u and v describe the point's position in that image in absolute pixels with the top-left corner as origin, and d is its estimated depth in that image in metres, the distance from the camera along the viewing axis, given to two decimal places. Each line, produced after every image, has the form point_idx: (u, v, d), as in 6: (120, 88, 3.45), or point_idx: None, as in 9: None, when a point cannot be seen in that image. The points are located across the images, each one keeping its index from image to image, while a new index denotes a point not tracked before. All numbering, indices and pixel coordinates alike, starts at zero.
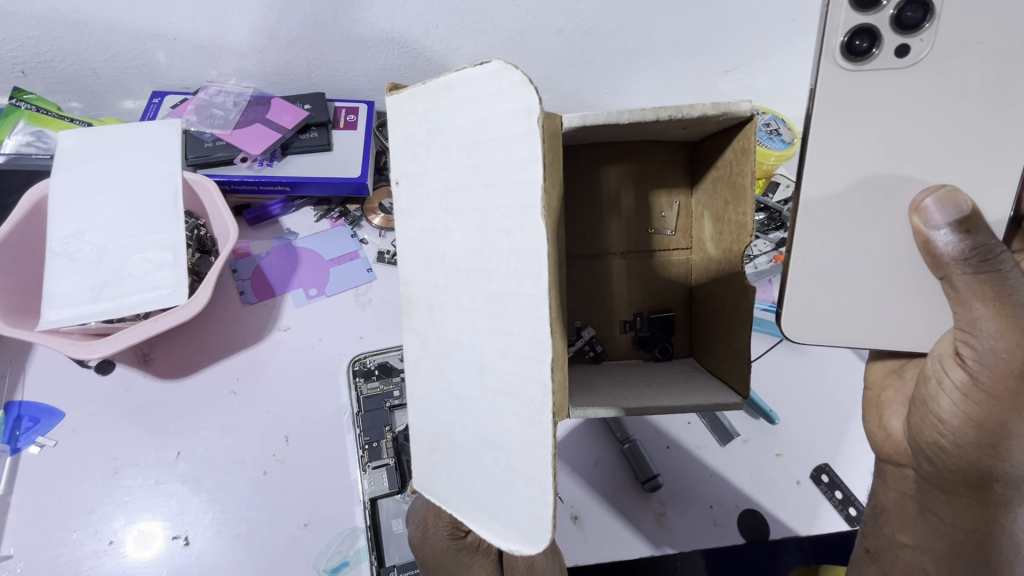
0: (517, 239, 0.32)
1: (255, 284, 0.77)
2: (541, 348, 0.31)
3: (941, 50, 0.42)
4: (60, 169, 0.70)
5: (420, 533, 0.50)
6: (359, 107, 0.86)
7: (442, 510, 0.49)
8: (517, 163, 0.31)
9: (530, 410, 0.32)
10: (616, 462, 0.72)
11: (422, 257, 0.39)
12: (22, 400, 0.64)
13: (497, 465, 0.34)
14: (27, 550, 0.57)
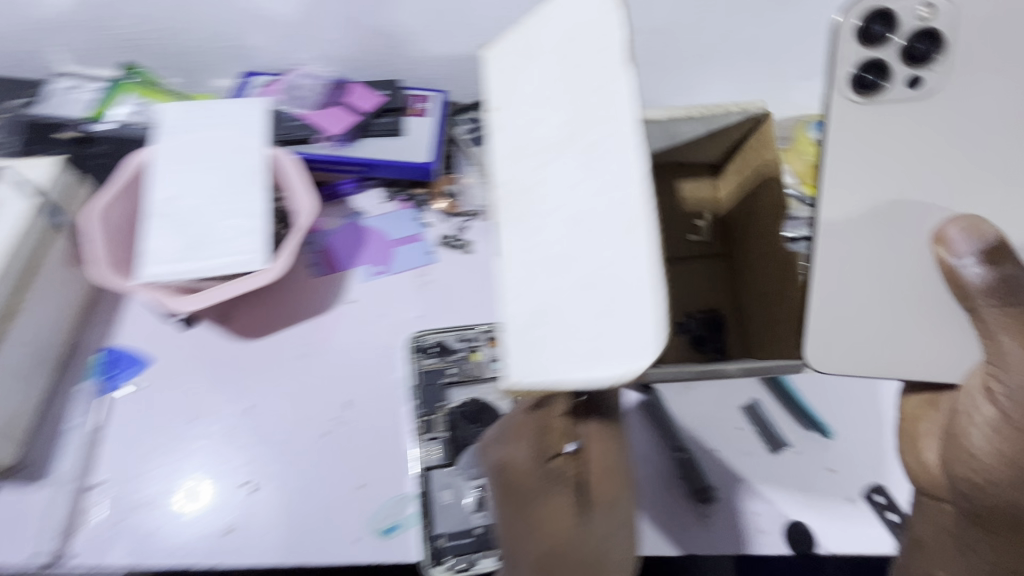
0: (610, 89, 0.42)
1: (324, 258, 0.81)
2: (638, 159, 0.39)
3: (951, 84, 0.45)
4: (163, 138, 0.77)
5: (501, 462, 0.48)
6: (429, 96, 0.89)
7: (526, 437, 0.48)
8: (609, 42, 0.43)
9: (630, 218, 0.38)
10: (668, 471, 0.70)
11: (512, 151, 0.49)
12: (118, 344, 0.70)
13: (601, 299, 0.39)
14: (118, 478, 0.62)
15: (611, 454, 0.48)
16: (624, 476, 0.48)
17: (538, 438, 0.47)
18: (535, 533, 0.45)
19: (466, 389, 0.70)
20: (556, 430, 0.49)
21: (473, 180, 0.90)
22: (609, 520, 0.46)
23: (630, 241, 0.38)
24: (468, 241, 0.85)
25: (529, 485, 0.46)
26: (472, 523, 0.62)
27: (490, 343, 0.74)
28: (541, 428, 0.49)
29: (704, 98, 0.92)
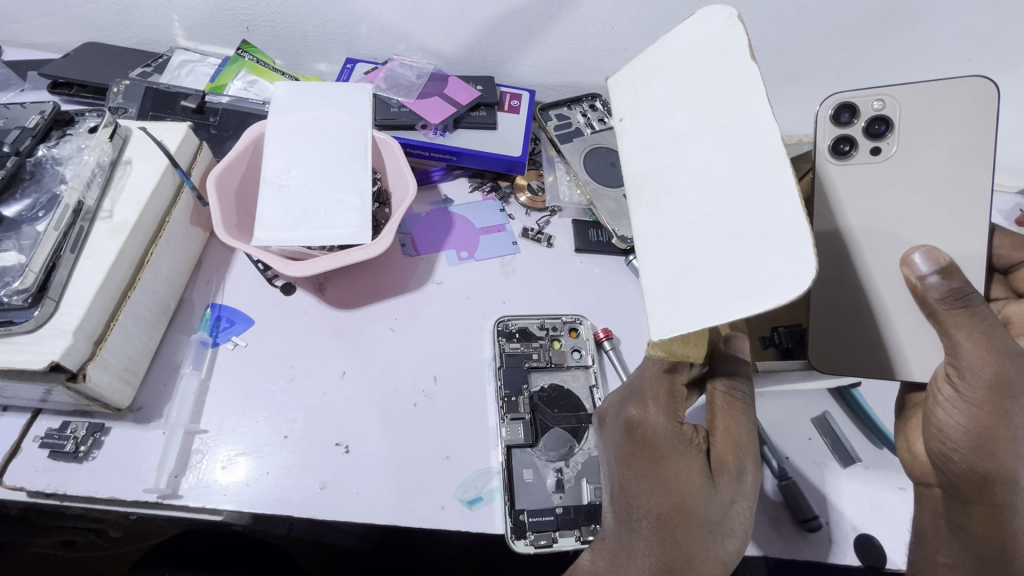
0: (735, 80, 0.47)
1: (414, 239, 0.85)
2: (766, 122, 0.44)
3: (905, 149, 0.58)
4: (275, 114, 0.81)
5: (634, 423, 0.56)
6: (522, 94, 0.94)
7: (658, 403, 0.56)
8: (729, 46, 0.49)
9: (770, 175, 0.42)
10: (771, 496, 0.70)
11: (644, 152, 0.55)
12: (222, 303, 0.74)
13: (744, 248, 0.42)
14: (218, 428, 0.65)
15: (737, 426, 0.56)
16: (748, 449, 0.55)
17: (670, 405, 0.56)
18: (662, 488, 0.54)
19: (547, 375, 0.74)
20: (682, 398, 0.57)
21: (559, 179, 0.91)
22: (736, 483, 0.54)
23: (776, 196, 0.41)
24: (549, 235, 0.87)
25: (660, 445, 0.55)
26: (553, 502, 0.65)
27: (571, 334, 0.77)
28: (671, 393, 0.57)
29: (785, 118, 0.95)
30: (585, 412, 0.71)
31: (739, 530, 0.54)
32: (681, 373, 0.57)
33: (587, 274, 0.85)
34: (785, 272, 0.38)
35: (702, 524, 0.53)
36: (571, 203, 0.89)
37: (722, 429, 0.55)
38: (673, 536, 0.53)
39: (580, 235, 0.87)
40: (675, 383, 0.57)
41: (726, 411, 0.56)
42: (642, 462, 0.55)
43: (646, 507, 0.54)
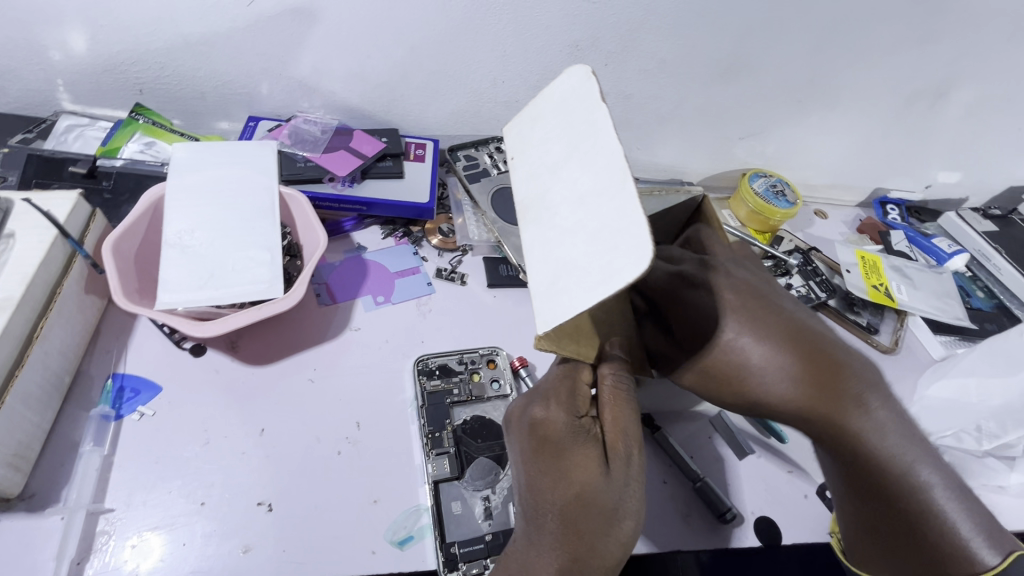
0: (593, 114, 0.55)
1: (329, 288, 0.86)
2: (613, 142, 0.50)
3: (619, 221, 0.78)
4: (176, 175, 0.81)
5: (536, 422, 0.61)
6: (426, 144, 1.00)
7: (556, 402, 0.61)
8: (586, 90, 0.57)
9: (618, 182, 0.48)
10: (685, 495, 0.77)
11: (530, 182, 0.61)
12: (124, 372, 0.71)
13: (602, 245, 0.46)
14: (126, 505, 0.62)
15: (623, 416, 0.60)
16: (634, 433, 0.60)
17: (568, 402, 0.61)
18: (563, 480, 0.58)
19: (469, 408, 0.77)
20: (580, 394, 0.62)
21: (468, 220, 0.97)
22: (626, 470, 0.58)
23: (623, 198, 0.47)
24: (462, 273, 0.93)
25: (559, 439, 0.59)
26: (482, 530, 0.67)
27: (489, 365, 0.81)
28: (571, 393, 0.62)
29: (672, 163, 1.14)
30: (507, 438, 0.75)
31: (633, 516, 0.58)
32: (578, 372, 0.63)
33: (500, 308, 0.90)
34: (632, 255, 0.43)
35: (600, 512, 0.56)
36: (481, 241, 0.95)
37: (611, 418, 0.60)
38: (576, 528, 0.56)
39: (491, 271, 0.93)
40: (574, 380, 0.63)
41: (615, 400, 0.60)
42: (544, 458, 0.59)
43: (550, 502, 0.58)
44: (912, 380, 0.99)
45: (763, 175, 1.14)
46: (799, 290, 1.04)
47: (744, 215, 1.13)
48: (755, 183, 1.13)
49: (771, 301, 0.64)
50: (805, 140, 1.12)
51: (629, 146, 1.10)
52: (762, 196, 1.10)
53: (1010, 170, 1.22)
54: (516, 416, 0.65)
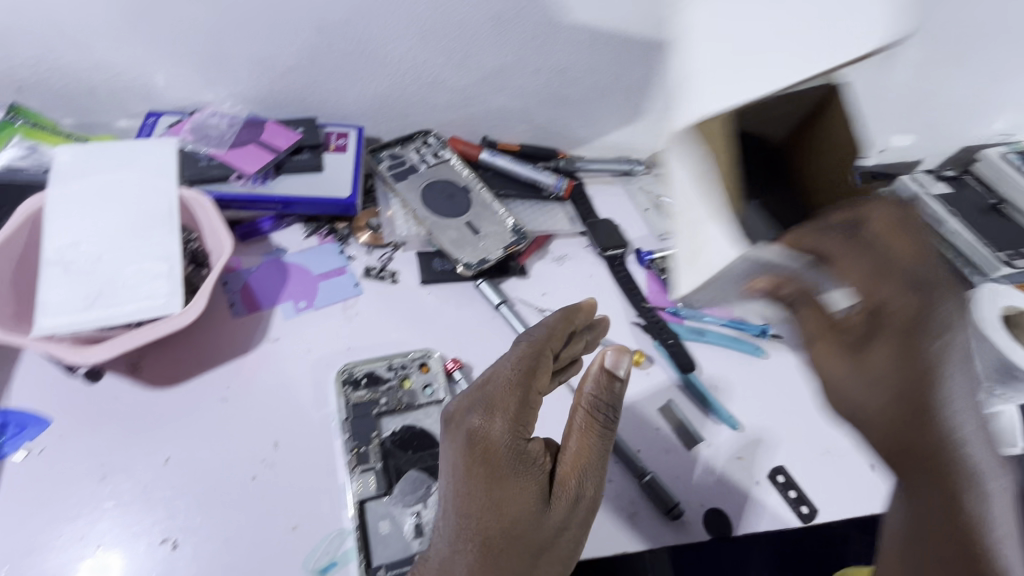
0: None
1: (244, 297, 0.79)
2: None
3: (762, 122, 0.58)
4: (56, 182, 0.72)
5: (485, 439, 0.55)
6: (349, 133, 0.92)
7: (509, 416, 0.57)
8: None
9: None
10: (632, 492, 0.73)
11: None
12: (8, 406, 0.65)
13: None
14: (12, 554, 0.57)
15: (589, 446, 0.60)
16: (594, 465, 0.59)
17: (519, 418, 0.57)
18: (495, 508, 0.53)
19: (398, 418, 0.72)
20: (535, 413, 0.59)
21: (396, 213, 0.91)
22: (574, 499, 0.57)
23: None
24: (393, 271, 0.87)
25: (501, 459, 0.55)
26: (412, 550, 0.63)
27: (421, 370, 0.76)
28: (523, 405, 0.58)
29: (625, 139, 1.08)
30: (439, 447, 0.71)
31: (566, 551, 0.57)
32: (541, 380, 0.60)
33: (434, 306, 0.85)
34: None
35: (528, 547, 0.54)
36: (411, 236, 0.89)
37: (575, 453, 0.59)
38: (495, 562, 0.53)
39: (424, 266, 0.87)
40: (533, 382, 0.59)
41: (584, 431, 0.60)
42: (485, 481, 0.54)
43: (473, 529, 0.53)
44: None
45: None
46: None
47: None
48: None
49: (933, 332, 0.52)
50: None
51: (572, 122, 1.03)
52: None
53: (965, 128, 1.18)
54: (450, 417, 0.59)
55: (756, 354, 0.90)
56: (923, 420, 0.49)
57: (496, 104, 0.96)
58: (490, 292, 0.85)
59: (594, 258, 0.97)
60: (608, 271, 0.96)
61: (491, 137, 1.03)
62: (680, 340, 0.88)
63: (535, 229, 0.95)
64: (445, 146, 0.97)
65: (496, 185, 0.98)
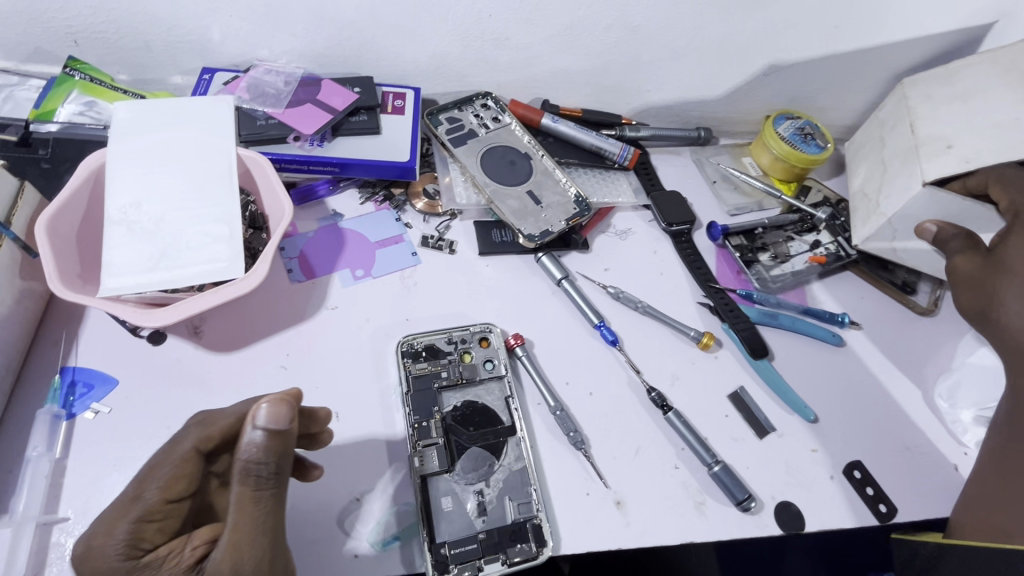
0: None
1: (302, 263, 0.77)
2: None
3: (964, 127, 0.78)
4: (116, 139, 0.70)
5: (84, 551, 0.48)
6: (406, 93, 0.87)
7: (116, 525, 0.49)
8: None
9: None
10: (701, 482, 0.70)
11: None
12: (76, 365, 0.64)
13: None
14: (84, 513, 0.57)
15: (252, 519, 0.47)
16: (256, 549, 0.47)
17: (129, 529, 0.48)
18: None
19: (459, 392, 0.70)
20: (155, 520, 0.49)
21: (454, 179, 0.86)
22: None
23: None
24: (451, 241, 0.83)
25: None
26: (476, 528, 0.62)
27: (481, 344, 0.74)
28: (143, 517, 0.49)
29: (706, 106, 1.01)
30: (500, 424, 0.69)
31: None
32: (143, 485, 0.50)
33: (492, 279, 0.81)
34: None
35: None
36: (470, 204, 0.84)
37: (226, 549, 0.47)
38: None
39: (483, 237, 0.84)
40: (138, 496, 0.50)
41: (241, 502, 0.48)
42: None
43: None
44: (950, 344, 0.88)
45: (790, 116, 1.02)
46: (828, 248, 0.93)
47: (766, 163, 1.03)
48: (781, 126, 1.01)
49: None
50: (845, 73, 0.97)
51: (639, 86, 0.96)
52: (788, 140, 0.99)
53: None
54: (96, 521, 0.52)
55: (833, 341, 0.84)
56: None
57: (560, 65, 0.90)
58: (551, 267, 0.81)
59: (658, 233, 0.92)
60: (673, 247, 0.91)
61: (551, 101, 0.97)
62: (752, 323, 0.83)
63: (598, 200, 0.90)
64: (505, 110, 0.91)
65: (558, 153, 0.92)
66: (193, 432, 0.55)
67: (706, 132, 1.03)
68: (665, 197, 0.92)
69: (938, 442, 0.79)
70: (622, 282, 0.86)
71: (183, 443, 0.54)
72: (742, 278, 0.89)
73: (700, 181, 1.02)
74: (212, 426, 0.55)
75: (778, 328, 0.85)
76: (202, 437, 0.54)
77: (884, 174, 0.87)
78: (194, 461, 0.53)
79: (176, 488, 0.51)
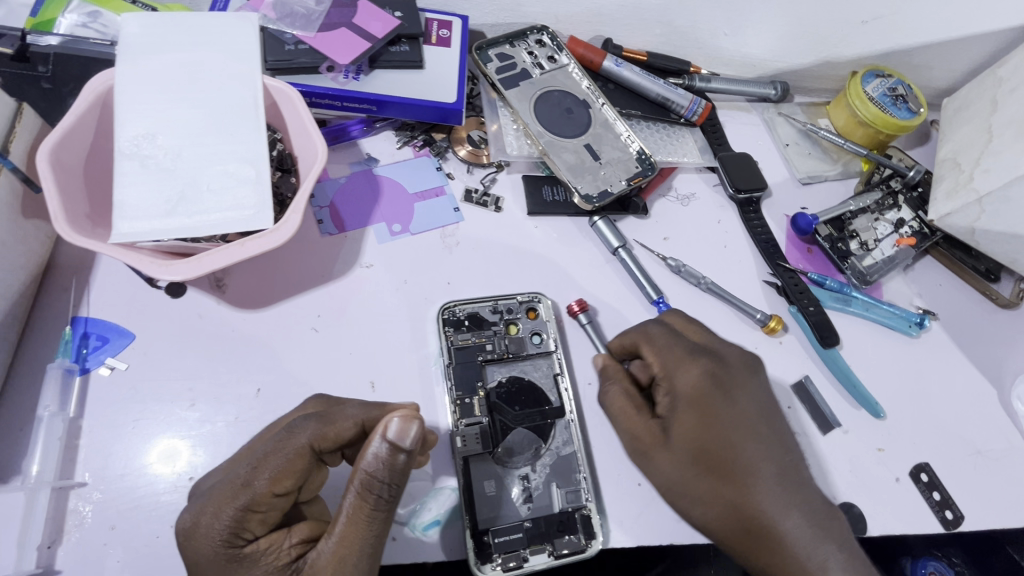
0: None
1: (334, 213, 0.69)
2: None
3: None
4: (126, 58, 0.61)
5: (189, 526, 0.45)
6: (453, 22, 0.76)
7: (223, 508, 0.45)
8: None
9: None
10: None
11: None
12: (88, 316, 0.58)
13: None
14: (103, 479, 0.52)
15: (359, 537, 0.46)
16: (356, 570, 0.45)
17: (235, 517, 0.45)
18: None
19: (504, 367, 0.64)
20: (260, 514, 0.45)
21: (504, 126, 0.76)
22: None
23: None
24: (497, 196, 0.75)
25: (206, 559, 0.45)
26: (521, 515, 0.58)
27: (529, 316, 0.67)
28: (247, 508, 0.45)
29: (788, 55, 0.89)
30: (549, 405, 0.63)
31: None
32: (255, 472, 0.45)
33: (542, 242, 0.73)
34: None
35: None
36: (521, 156, 0.75)
37: (331, 558, 0.45)
38: None
39: (532, 194, 0.75)
40: (250, 482, 0.45)
41: (353, 518, 0.45)
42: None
43: None
44: None
45: (880, 73, 0.89)
46: (910, 226, 0.84)
47: (843, 126, 0.91)
48: (868, 85, 0.89)
49: (716, 413, 0.56)
50: (954, 25, 0.84)
51: (718, 28, 0.84)
52: (877, 102, 0.87)
53: None
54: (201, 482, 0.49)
55: (907, 332, 0.77)
56: (751, 518, 0.53)
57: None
58: (607, 234, 0.73)
59: (723, 201, 0.83)
60: (738, 218, 0.82)
61: (614, 41, 0.85)
62: (822, 307, 0.76)
63: (661, 160, 0.80)
64: (563, 48, 0.80)
65: (618, 102, 0.82)
66: (311, 426, 0.48)
67: (783, 87, 0.91)
68: (736, 161, 0.82)
69: (1013, 448, 0.73)
70: (681, 253, 0.78)
71: (300, 436, 0.47)
72: (811, 256, 0.81)
73: (771, 143, 0.91)
74: (330, 425, 0.49)
75: (848, 315, 0.77)
76: (319, 435, 0.48)
77: (986, 146, 0.78)
78: (308, 457, 0.47)
79: (286, 483, 0.46)
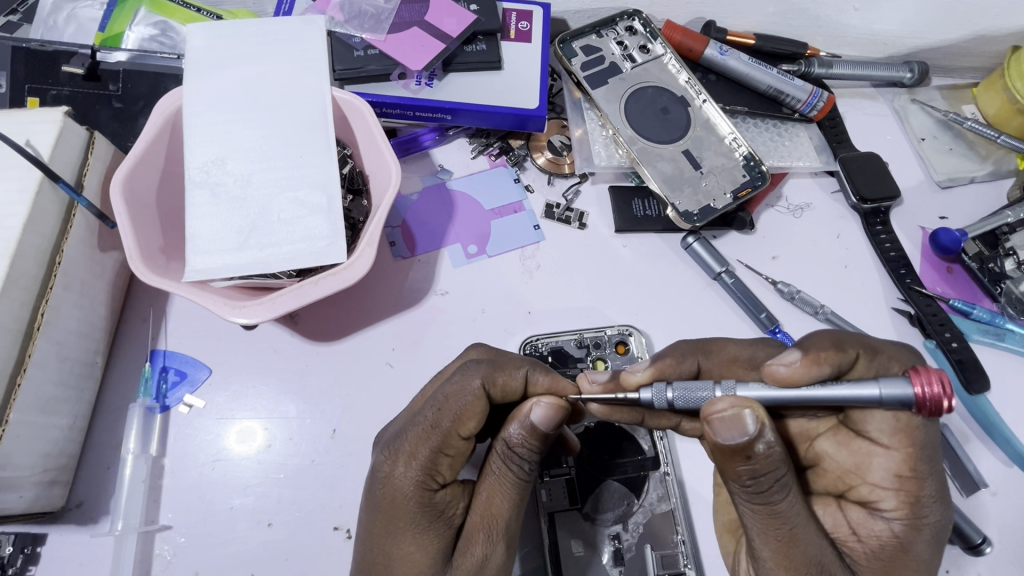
0: None
1: (406, 234, 0.64)
2: None
3: None
4: (192, 76, 0.57)
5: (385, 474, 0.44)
6: (534, 12, 0.67)
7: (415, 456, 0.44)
8: None
9: None
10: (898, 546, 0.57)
11: None
12: (166, 349, 0.57)
13: None
14: (187, 523, 0.52)
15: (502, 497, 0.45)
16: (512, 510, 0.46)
17: (430, 458, 0.44)
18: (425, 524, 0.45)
19: None
20: (451, 455, 0.45)
21: (591, 132, 0.68)
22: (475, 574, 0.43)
23: None
24: (581, 211, 0.67)
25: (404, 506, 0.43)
26: None
27: (618, 351, 0.60)
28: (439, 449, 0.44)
29: (931, 30, 0.74)
30: (641, 455, 0.56)
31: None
32: (441, 415, 0.44)
33: (632, 264, 0.65)
34: None
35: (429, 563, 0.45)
36: (609, 166, 0.66)
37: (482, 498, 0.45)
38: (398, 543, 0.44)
39: (620, 209, 0.67)
40: (438, 424, 0.45)
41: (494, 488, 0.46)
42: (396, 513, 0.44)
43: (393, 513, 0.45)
44: None
45: None
46: None
47: (998, 114, 0.76)
48: None
49: None
50: None
51: (846, 2, 0.70)
52: None
53: None
54: (385, 431, 0.50)
55: None
56: None
57: None
58: (707, 257, 0.64)
59: (843, 210, 0.71)
60: (861, 230, 0.70)
61: (716, 22, 0.74)
62: (965, 340, 0.64)
63: (770, 165, 0.69)
64: (657, 35, 0.69)
65: (721, 96, 0.71)
66: (482, 368, 0.47)
67: (922, 69, 0.76)
68: (861, 164, 0.70)
69: None
70: (793, 275, 0.68)
71: (472, 378, 0.46)
72: (952, 278, 0.69)
73: (902, 137, 0.77)
74: (501, 371, 0.47)
75: (1002, 351, 0.65)
76: (490, 378, 0.46)
77: None
78: (485, 403, 0.45)
79: (469, 426, 0.45)
